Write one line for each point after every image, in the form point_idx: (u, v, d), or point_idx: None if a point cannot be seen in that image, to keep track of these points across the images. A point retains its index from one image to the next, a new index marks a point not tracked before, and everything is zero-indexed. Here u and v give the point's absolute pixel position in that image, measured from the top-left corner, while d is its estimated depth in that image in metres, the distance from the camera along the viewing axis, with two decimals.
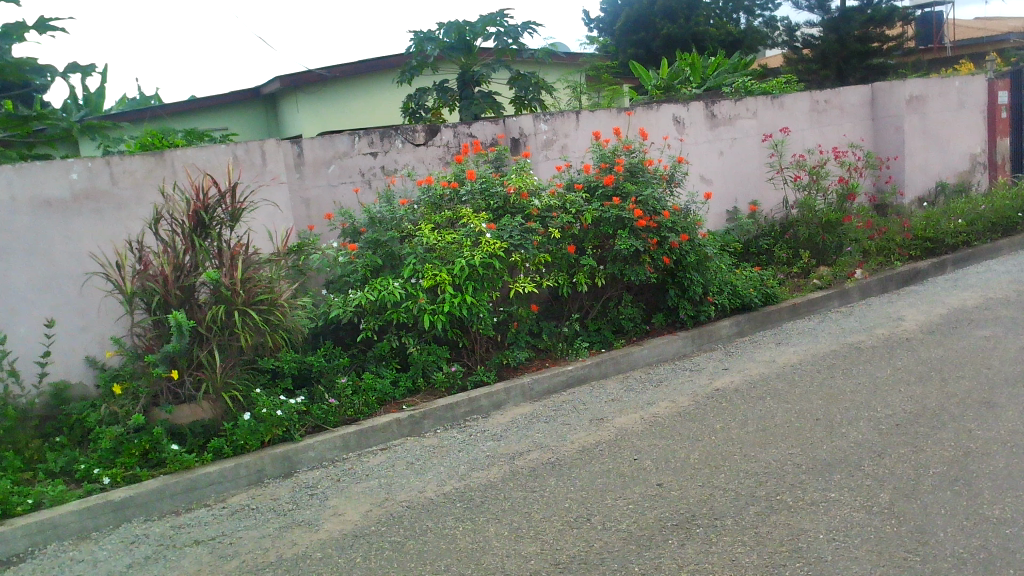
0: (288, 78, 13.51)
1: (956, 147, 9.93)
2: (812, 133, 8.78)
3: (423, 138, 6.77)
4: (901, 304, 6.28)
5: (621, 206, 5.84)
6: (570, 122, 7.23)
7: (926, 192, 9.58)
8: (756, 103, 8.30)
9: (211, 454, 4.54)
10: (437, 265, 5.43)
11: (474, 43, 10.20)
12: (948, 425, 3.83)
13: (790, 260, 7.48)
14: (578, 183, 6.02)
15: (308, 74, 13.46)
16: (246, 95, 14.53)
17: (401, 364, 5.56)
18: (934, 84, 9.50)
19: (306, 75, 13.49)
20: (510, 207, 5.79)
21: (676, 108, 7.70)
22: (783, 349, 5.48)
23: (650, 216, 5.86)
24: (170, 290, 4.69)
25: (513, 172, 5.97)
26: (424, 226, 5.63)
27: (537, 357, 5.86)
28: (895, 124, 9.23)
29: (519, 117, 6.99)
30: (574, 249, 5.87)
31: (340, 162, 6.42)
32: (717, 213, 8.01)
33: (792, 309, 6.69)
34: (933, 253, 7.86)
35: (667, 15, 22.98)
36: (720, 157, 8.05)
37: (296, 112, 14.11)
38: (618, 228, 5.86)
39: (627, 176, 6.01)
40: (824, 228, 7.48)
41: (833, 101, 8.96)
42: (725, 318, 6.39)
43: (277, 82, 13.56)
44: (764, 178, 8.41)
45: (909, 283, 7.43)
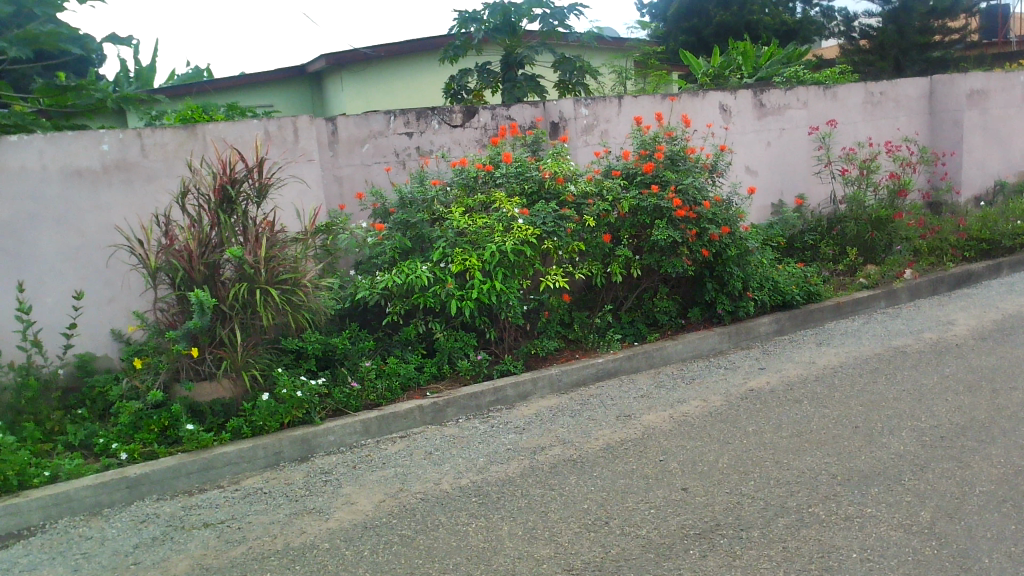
0: (333, 56, 13.47)
1: (1018, 144, 9.49)
2: (865, 127, 8.46)
3: (460, 119, 6.65)
4: (952, 308, 5.99)
5: (660, 195, 5.63)
6: (612, 107, 7.00)
7: (984, 191, 9.17)
8: (807, 93, 8.00)
9: (230, 434, 4.47)
10: (466, 249, 5.29)
11: (519, 25, 10.02)
12: (997, 440, 3.60)
13: (836, 258, 7.22)
14: (616, 170, 5.81)
15: (353, 52, 13.43)
16: (292, 70, 14.54)
17: (427, 349, 5.46)
18: (997, 79, 9.12)
19: (351, 53, 13.46)
20: (545, 192, 5.57)
21: (722, 96, 7.44)
22: (823, 350, 5.25)
23: (690, 207, 5.64)
24: (193, 266, 4.61)
25: (549, 156, 5.77)
26: (456, 209, 5.46)
27: (567, 348, 5.70)
28: (954, 119, 8.85)
29: (559, 101, 6.79)
30: (610, 239, 5.66)
31: (374, 142, 6.32)
32: (761, 206, 7.75)
33: (835, 308, 6.43)
34: (988, 255, 7.51)
35: (721, 2, 22.47)
36: (767, 148, 7.77)
37: (340, 90, 14.08)
38: (656, 217, 5.65)
39: (667, 164, 5.80)
40: (874, 225, 7.17)
41: (889, 93, 8.61)
42: (765, 315, 6.16)
43: (322, 60, 13.52)
44: (812, 171, 8.10)
45: (961, 286, 7.10)
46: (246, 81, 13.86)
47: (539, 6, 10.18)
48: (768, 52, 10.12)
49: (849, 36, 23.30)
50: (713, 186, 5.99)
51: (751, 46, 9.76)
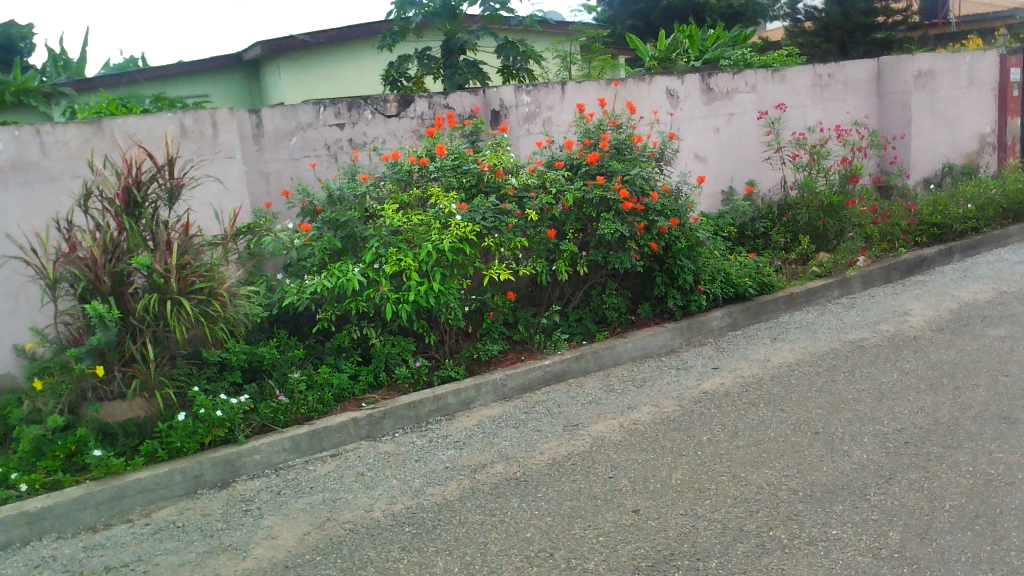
0: (269, 43, 12.98)
1: (965, 126, 9.42)
2: (814, 110, 8.29)
3: (395, 108, 6.29)
4: (906, 297, 5.81)
5: (606, 186, 5.32)
6: (556, 93, 6.68)
7: (932, 174, 9.09)
8: (756, 76, 7.79)
9: (144, 458, 4.09)
10: (402, 249, 4.97)
11: (460, 9, 9.66)
12: (964, 445, 3.39)
13: (788, 246, 7.04)
14: (559, 161, 5.50)
15: (290, 39, 12.93)
16: (229, 58, 13.99)
17: (362, 356, 5.13)
18: (944, 59, 9.02)
19: (288, 40, 12.97)
20: (484, 186, 5.25)
21: (669, 80, 7.18)
22: (778, 346, 5.02)
23: (638, 198, 5.34)
24: (99, 276, 4.19)
25: (488, 147, 5.44)
26: (389, 206, 5.11)
27: (512, 350, 5.41)
28: (903, 101, 8.73)
29: (499, 88, 6.46)
30: (554, 234, 5.35)
31: (303, 134, 5.95)
32: (711, 194, 7.53)
33: (789, 299, 6.24)
34: (940, 240, 7.39)
35: None
36: (716, 134, 7.55)
37: (279, 79, 13.58)
38: (602, 210, 5.35)
39: (613, 154, 5.49)
40: (825, 212, 7.01)
41: (837, 75, 8.45)
42: (717, 309, 5.93)
43: (258, 48, 12.99)
44: (761, 157, 7.91)
45: (914, 273, 6.96)
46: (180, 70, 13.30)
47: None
48: (715, 35, 9.90)
49: (794, 19, 23.37)
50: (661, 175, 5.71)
51: (698, 29, 9.53)
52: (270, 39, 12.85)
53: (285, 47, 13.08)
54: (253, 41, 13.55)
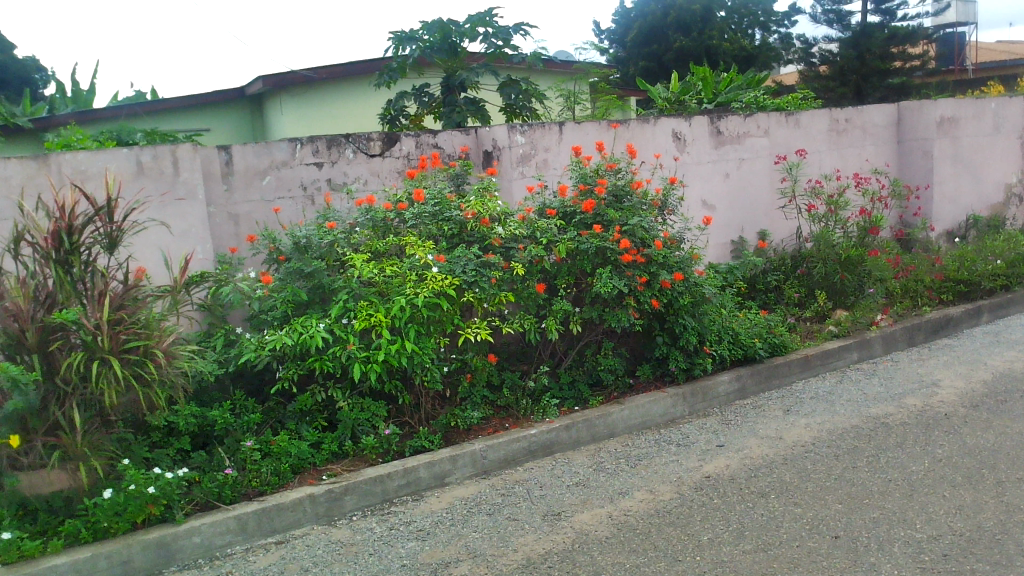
0: (271, 78, 12.65)
1: (990, 176, 8.91)
2: (830, 156, 7.81)
3: (379, 147, 5.87)
4: (934, 364, 5.26)
5: (602, 236, 4.80)
6: (553, 134, 6.20)
7: (956, 225, 8.57)
8: (769, 119, 7.33)
9: (63, 540, 3.57)
10: (373, 302, 4.48)
11: (461, 45, 9.30)
12: (1015, 562, 2.83)
13: (802, 302, 6.53)
14: (551, 209, 4.99)
15: (293, 74, 12.59)
16: (232, 93, 13.71)
17: (328, 421, 4.63)
18: (968, 105, 8.55)
19: (290, 75, 12.64)
20: (467, 235, 4.76)
21: (675, 122, 6.72)
22: (792, 420, 4.48)
23: (638, 250, 4.83)
24: (22, 329, 3.70)
25: (473, 193, 4.95)
26: (360, 255, 4.62)
27: (495, 416, 4.90)
28: (924, 148, 8.25)
29: (491, 127, 6.02)
30: (544, 288, 4.84)
31: (277, 174, 5.53)
32: (720, 243, 7.04)
33: (803, 362, 5.70)
34: (967, 298, 6.84)
35: (681, 28, 22.59)
36: (726, 180, 7.08)
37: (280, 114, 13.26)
38: (597, 262, 4.83)
39: (611, 202, 4.99)
40: (844, 267, 6.49)
41: (855, 120, 7.99)
42: (724, 372, 5.40)
43: (260, 82, 12.68)
44: (774, 206, 7.42)
45: (939, 334, 6.42)
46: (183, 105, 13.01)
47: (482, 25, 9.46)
48: (727, 77, 9.47)
49: (808, 62, 23.17)
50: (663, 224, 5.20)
51: (708, 69, 9.12)
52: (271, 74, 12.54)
53: (287, 82, 12.73)
54: (257, 75, 13.28)
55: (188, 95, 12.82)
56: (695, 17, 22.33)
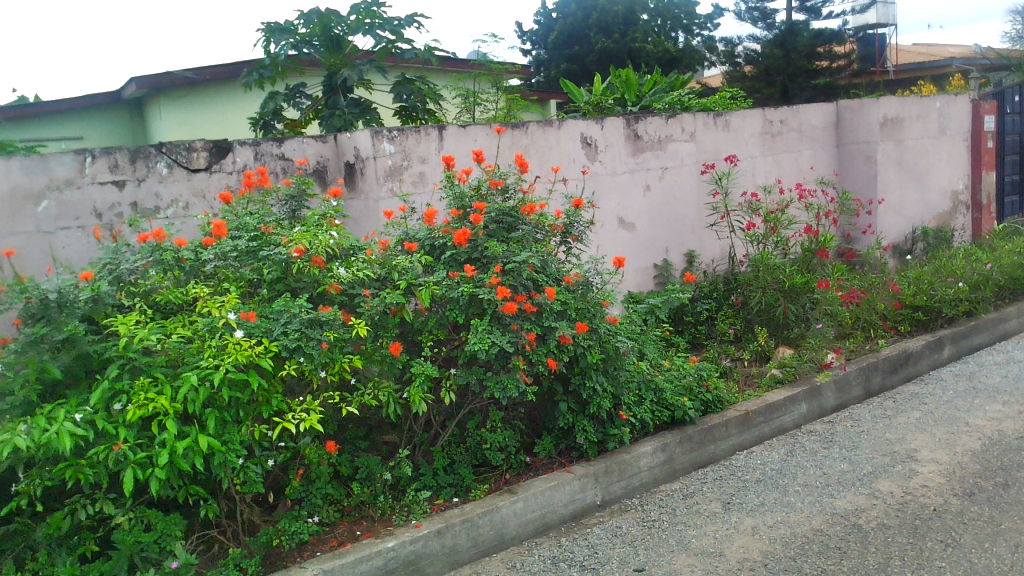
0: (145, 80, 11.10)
1: (936, 183, 8.03)
2: (765, 163, 6.79)
3: (204, 160, 4.58)
4: (904, 425, 4.21)
5: (477, 278, 3.60)
6: (429, 140, 4.95)
7: (902, 238, 7.66)
8: (694, 121, 6.25)
9: None
10: (157, 380, 3.17)
11: (345, 39, 8.00)
12: None
13: (741, 336, 5.59)
14: (412, 242, 3.76)
15: (171, 75, 11.09)
16: (107, 95, 12.16)
17: (102, 545, 3.31)
18: (912, 104, 7.65)
19: (168, 77, 11.12)
20: (294, 280, 3.48)
21: (584, 125, 5.57)
22: (735, 522, 3.35)
23: (526, 295, 3.64)
24: None
25: (309, 221, 3.68)
26: (142, 313, 3.30)
27: (344, 519, 3.66)
28: (867, 152, 7.32)
29: (352, 134, 4.79)
30: (401, 348, 3.58)
31: (59, 196, 4.17)
32: (641, 269, 5.94)
33: (743, 419, 4.60)
34: (925, 328, 5.87)
35: (602, 29, 21.81)
36: (646, 193, 5.97)
37: (159, 120, 11.73)
38: (473, 313, 3.62)
39: (492, 231, 3.79)
40: (786, 296, 5.47)
41: (791, 121, 6.99)
42: (646, 441, 4.25)
43: (132, 85, 11.11)
44: (704, 222, 6.34)
45: (897, 373, 5.42)
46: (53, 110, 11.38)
47: (369, 16, 8.18)
48: (652, 77, 8.33)
49: (733, 63, 22.59)
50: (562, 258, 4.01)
51: (632, 67, 7.98)
52: (146, 75, 11.00)
53: (165, 84, 11.23)
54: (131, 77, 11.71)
55: (63, 101, 11.21)
56: (618, 19, 21.56)
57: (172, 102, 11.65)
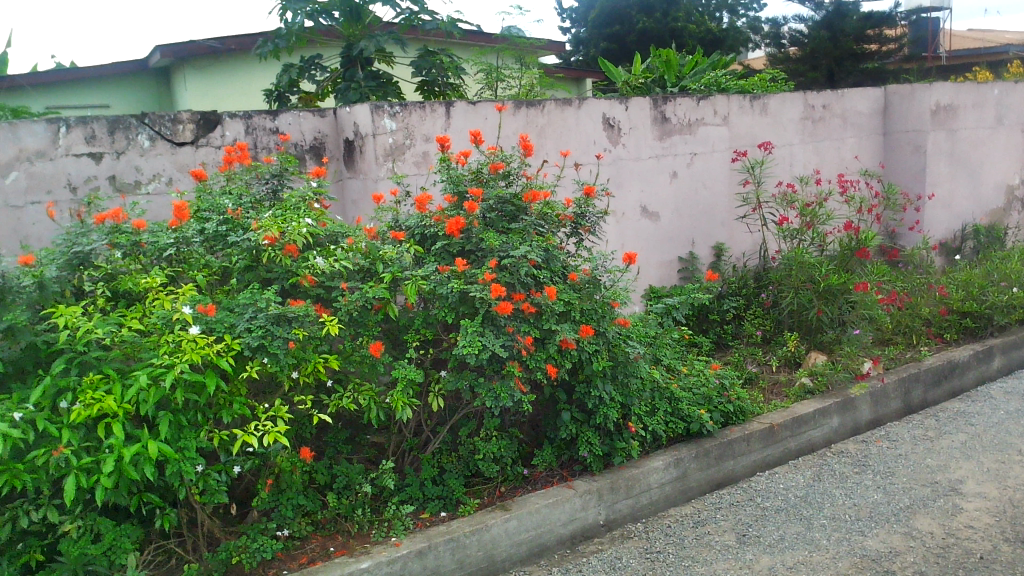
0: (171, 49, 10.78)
1: (990, 176, 7.47)
2: (804, 150, 6.30)
3: (191, 134, 4.26)
4: (948, 449, 3.78)
5: (468, 274, 3.24)
6: (436, 117, 4.55)
7: (951, 235, 7.12)
8: (728, 104, 5.78)
9: None
10: (108, 376, 2.83)
11: (365, 8, 7.53)
12: None
13: (772, 335, 5.23)
14: (399, 231, 3.39)
15: (195, 44, 10.78)
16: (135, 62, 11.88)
17: (48, 554, 3.00)
18: (967, 91, 7.09)
19: (194, 46, 10.80)
20: (266, 269, 3.13)
21: (607, 105, 5.15)
22: (751, 560, 2.96)
23: (521, 294, 3.26)
24: None
25: (289, 204, 3.34)
26: (96, 302, 2.97)
27: (318, 533, 3.32)
28: (916, 142, 6.80)
29: (353, 109, 4.45)
30: (382, 348, 3.21)
31: (29, 167, 3.86)
32: (663, 263, 5.53)
33: (767, 433, 4.19)
34: (973, 336, 5.39)
35: (644, 8, 21.20)
36: (672, 180, 5.54)
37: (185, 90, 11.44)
38: (464, 312, 3.25)
39: (489, 220, 3.42)
40: (821, 297, 5.00)
41: (834, 106, 6.49)
42: (658, 455, 3.86)
43: (157, 54, 10.80)
44: (735, 214, 5.89)
45: (940, 386, 4.97)
46: (80, 78, 11.13)
47: None
48: (693, 58, 7.76)
49: (778, 44, 21.81)
50: (569, 252, 3.63)
51: (672, 47, 7.44)
52: (170, 44, 10.71)
53: (190, 53, 10.92)
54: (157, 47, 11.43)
55: (89, 69, 10.95)
56: None
57: (197, 71, 11.34)
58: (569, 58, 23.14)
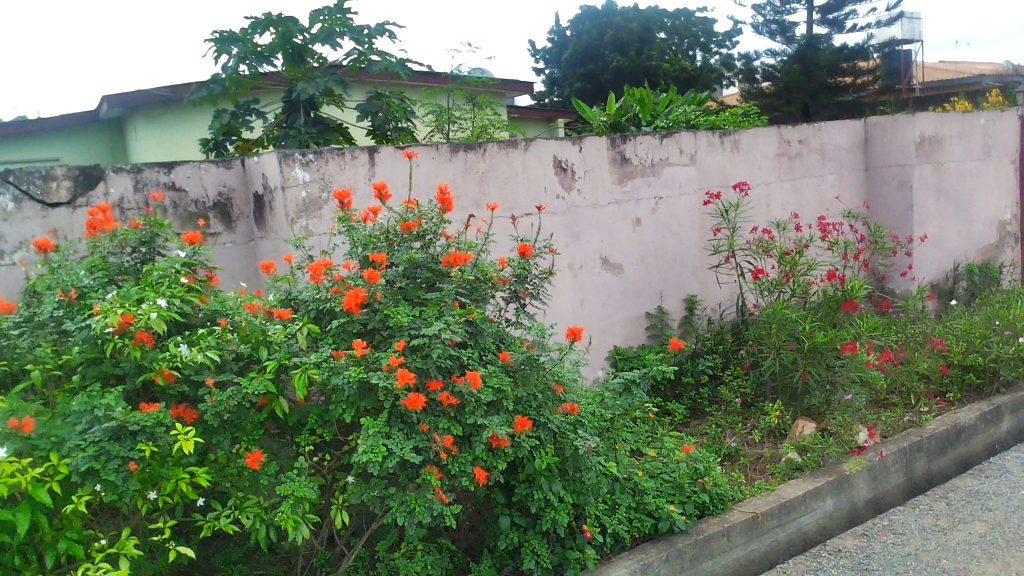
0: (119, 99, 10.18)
1: (980, 211, 6.97)
2: (780, 190, 5.76)
3: (67, 192, 3.63)
4: (968, 549, 3.16)
5: (370, 359, 2.57)
6: (358, 165, 3.95)
7: (942, 277, 6.59)
8: (695, 141, 5.24)
9: None
10: None
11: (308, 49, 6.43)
12: None
13: (754, 400, 4.64)
14: (284, 310, 2.72)
15: (146, 93, 10.18)
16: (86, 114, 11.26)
17: None
18: (952, 121, 6.61)
19: (144, 95, 10.21)
20: (114, 362, 2.48)
21: (558, 146, 4.59)
22: None
23: (434, 383, 2.60)
24: None
25: (149, 279, 2.70)
26: None
27: None
28: (901, 177, 6.29)
29: (261, 158, 3.86)
30: (261, 458, 2.55)
31: None
32: (629, 320, 4.94)
33: (752, 524, 3.56)
34: (976, 393, 4.82)
35: (617, 47, 20.95)
36: (635, 228, 4.96)
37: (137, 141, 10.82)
38: (367, 409, 2.60)
39: (401, 289, 2.80)
40: (806, 357, 4.35)
41: (811, 141, 5.97)
42: (621, 561, 3.22)
43: (105, 104, 10.19)
44: (706, 263, 5.32)
45: (945, 453, 4.38)
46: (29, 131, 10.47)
47: None
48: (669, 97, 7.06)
49: (751, 79, 21.40)
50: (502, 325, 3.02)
51: (648, 87, 6.72)
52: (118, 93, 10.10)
53: (142, 102, 10.33)
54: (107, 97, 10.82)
55: (38, 122, 10.29)
56: (632, 35, 20.69)
57: (149, 121, 10.72)
58: (543, 100, 22.83)
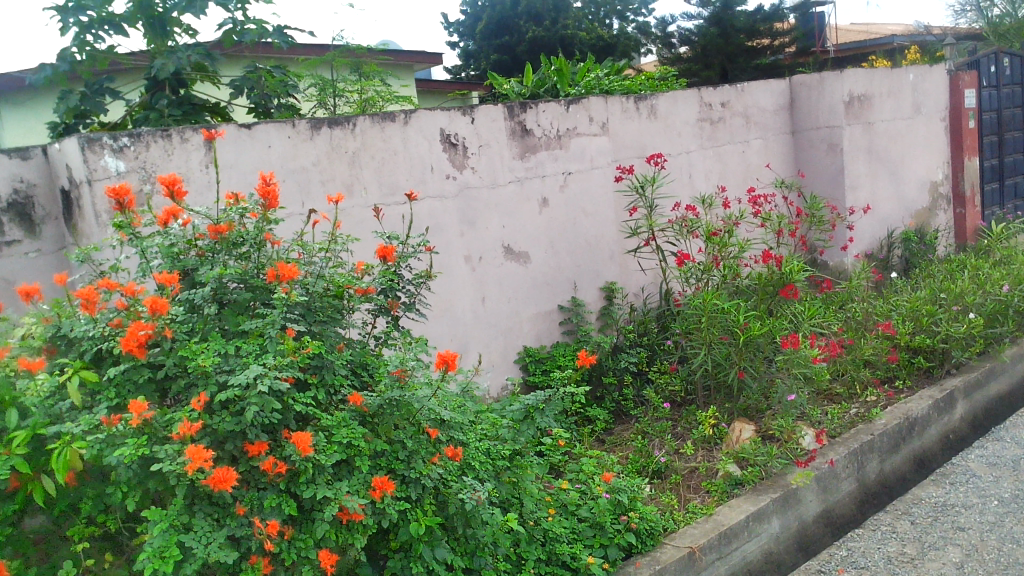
0: None
1: (912, 173, 6.53)
2: (703, 159, 5.18)
3: None
4: None
5: (159, 424, 1.84)
6: (191, 149, 3.17)
7: (875, 245, 6.15)
8: (606, 107, 4.59)
9: None
10: None
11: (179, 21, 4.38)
12: None
13: (685, 399, 4.12)
14: (33, 358, 1.94)
15: None
16: None
17: None
18: (881, 77, 6.14)
19: None
20: None
21: (446, 118, 3.89)
22: None
23: (256, 449, 1.90)
24: None
25: None
26: None
27: None
28: (830, 140, 5.79)
29: (63, 144, 3.05)
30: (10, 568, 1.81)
31: None
32: (540, 315, 4.29)
33: (689, 563, 2.96)
34: (926, 377, 4.36)
35: (532, 17, 20.23)
36: (541, 209, 4.31)
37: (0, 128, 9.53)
38: (162, 489, 1.88)
39: (211, 316, 2.08)
40: (740, 355, 3.78)
41: (734, 103, 5.40)
42: None
43: None
44: (625, 245, 4.71)
45: (899, 450, 3.89)
46: None
47: None
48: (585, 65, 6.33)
49: (667, 44, 21.02)
50: (354, 356, 2.34)
51: (564, 56, 5.85)
52: None
53: None
54: None
55: None
56: (546, 4, 20.02)
57: None
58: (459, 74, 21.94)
